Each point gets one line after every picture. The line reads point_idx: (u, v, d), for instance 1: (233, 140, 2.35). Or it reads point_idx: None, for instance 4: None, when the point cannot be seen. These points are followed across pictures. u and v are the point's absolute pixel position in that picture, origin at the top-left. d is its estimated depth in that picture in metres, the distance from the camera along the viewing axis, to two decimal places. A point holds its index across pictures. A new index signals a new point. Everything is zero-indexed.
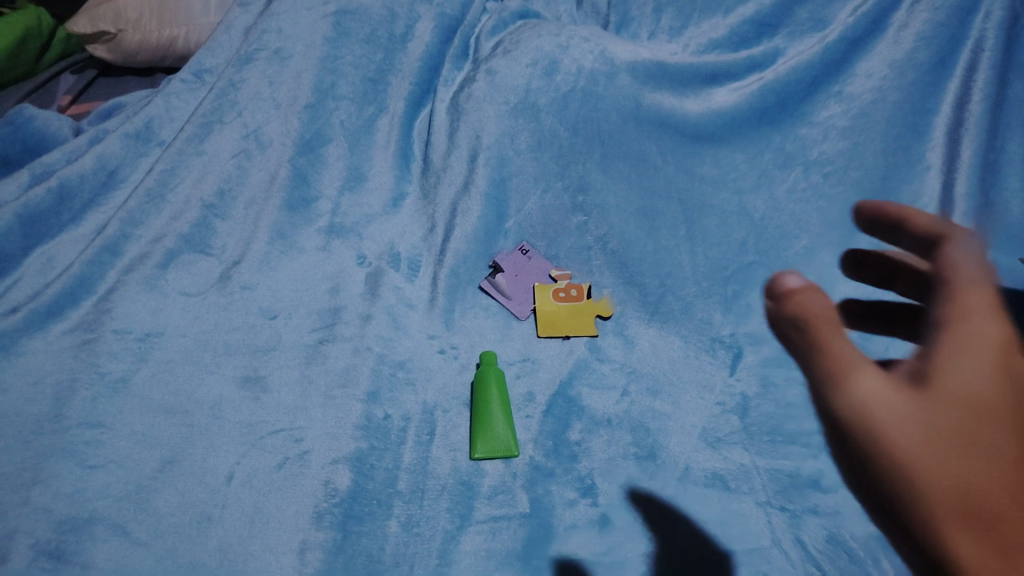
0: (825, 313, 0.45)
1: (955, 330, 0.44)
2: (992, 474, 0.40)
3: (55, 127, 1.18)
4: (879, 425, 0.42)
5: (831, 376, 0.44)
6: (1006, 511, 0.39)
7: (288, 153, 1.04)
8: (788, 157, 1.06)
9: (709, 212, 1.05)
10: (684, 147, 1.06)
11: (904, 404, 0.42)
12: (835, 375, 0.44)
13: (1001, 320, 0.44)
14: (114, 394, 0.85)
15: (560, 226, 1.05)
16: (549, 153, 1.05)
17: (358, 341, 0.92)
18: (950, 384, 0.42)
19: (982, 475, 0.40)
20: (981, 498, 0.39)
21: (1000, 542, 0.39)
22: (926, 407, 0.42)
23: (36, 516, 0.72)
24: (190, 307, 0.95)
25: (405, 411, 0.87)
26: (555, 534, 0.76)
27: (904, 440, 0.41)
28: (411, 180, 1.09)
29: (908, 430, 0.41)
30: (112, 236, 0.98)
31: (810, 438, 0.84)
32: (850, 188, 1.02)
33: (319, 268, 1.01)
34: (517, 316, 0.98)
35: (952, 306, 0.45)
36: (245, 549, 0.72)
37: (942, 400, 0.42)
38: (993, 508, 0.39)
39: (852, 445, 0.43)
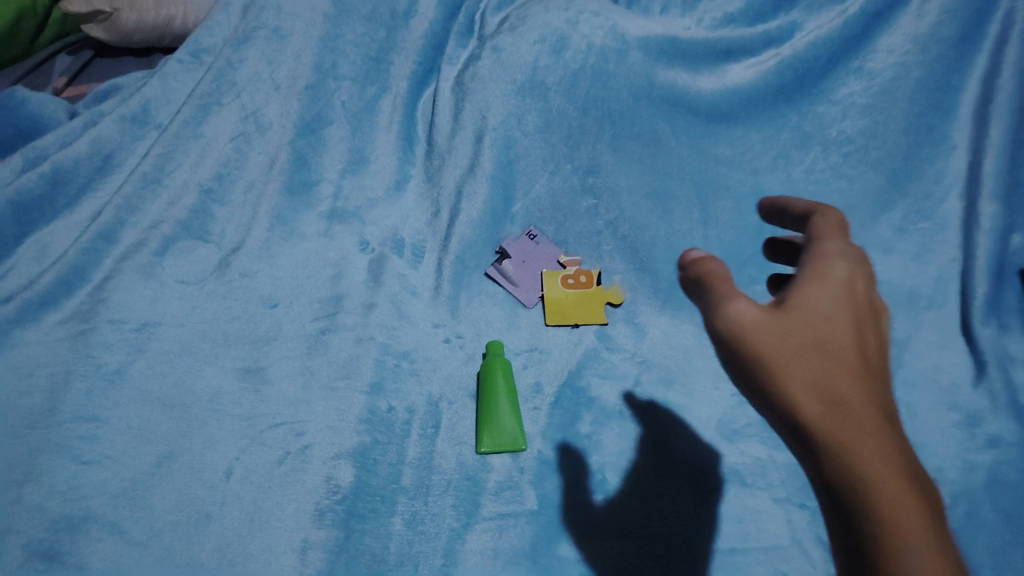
0: (714, 268, 0.57)
1: (816, 277, 0.55)
2: (860, 407, 0.50)
3: (50, 110, 1.15)
4: (779, 368, 0.52)
5: (721, 312, 0.54)
6: (881, 445, 0.49)
7: (288, 136, 1.00)
8: (805, 136, 1.01)
9: (724, 194, 1.01)
10: (697, 127, 1.02)
11: (793, 349, 0.52)
12: (733, 325, 0.53)
13: (853, 261, 0.56)
14: (110, 387, 0.82)
15: (569, 210, 1.01)
16: (558, 134, 1.01)
17: (360, 330, 0.90)
18: (819, 327, 0.53)
19: (858, 414, 0.50)
20: (862, 445, 0.49)
21: (886, 474, 0.48)
22: (809, 352, 0.52)
23: (29, 514, 0.70)
24: (189, 297, 0.91)
25: (410, 402, 0.84)
26: (563, 531, 0.75)
27: (785, 374, 0.51)
28: (415, 163, 1.05)
29: (801, 376, 0.51)
30: (107, 223, 0.93)
31: None
32: (871, 169, 0.99)
33: (320, 255, 0.97)
34: (524, 304, 0.94)
35: (812, 257, 0.56)
36: (244, 549, 0.71)
37: (815, 342, 0.52)
38: (872, 443, 0.49)
39: (748, 372, 0.53)
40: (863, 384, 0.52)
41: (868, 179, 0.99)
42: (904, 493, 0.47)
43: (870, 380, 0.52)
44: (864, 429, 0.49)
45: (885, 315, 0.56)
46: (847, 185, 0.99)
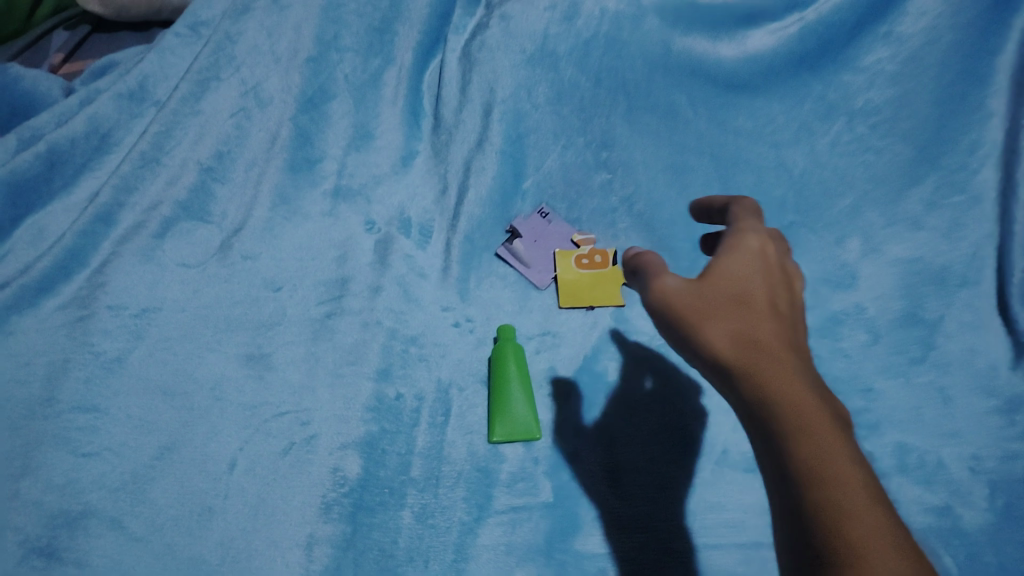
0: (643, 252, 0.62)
1: (730, 250, 0.57)
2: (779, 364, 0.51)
3: (44, 87, 1.11)
4: (703, 324, 0.54)
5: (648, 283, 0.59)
6: (798, 386, 0.50)
7: (290, 112, 0.95)
8: (829, 107, 0.96)
9: (744, 168, 0.96)
10: (716, 97, 0.97)
11: (714, 306, 0.55)
12: (658, 290, 0.58)
13: (766, 235, 0.59)
14: (109, 374, 0.78)
15: (582, 185, 0.97)
16: (571, 106, 0.96)
17: (367, 314, 0.86)
18: (736, 288, 0.55)
19: (778, 358, 0.52)
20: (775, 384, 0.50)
21: (806, 410, 0.49)
22: (729, 311, 0.54)
23: (26, 510, 0.67)
24: (189, 280, 0.87)
25: (419, 389, 0.81)
26: (579, 525, 0.73)
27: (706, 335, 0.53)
28: (422, 137, 1.01)
29: (721, 329, 0.54)
30: (104, 204, 0.88)
31: (858, 416, 0.79)
32: (900, 141, 0.92)
33: (325, 236, 0.93)
34: (537, 285, 0.91)
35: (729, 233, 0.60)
36: (248, 544, 0.68)
37: (733, 306, 0.54)
38: (788, 384, 0.50)
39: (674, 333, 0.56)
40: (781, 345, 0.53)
41: (897, 151, 0.92)
42: (820, 428, 0.48)
43: (788, 329, 0.54)
44: (782, 370, 0.51)
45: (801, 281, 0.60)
46: (873, 157, 0.93)
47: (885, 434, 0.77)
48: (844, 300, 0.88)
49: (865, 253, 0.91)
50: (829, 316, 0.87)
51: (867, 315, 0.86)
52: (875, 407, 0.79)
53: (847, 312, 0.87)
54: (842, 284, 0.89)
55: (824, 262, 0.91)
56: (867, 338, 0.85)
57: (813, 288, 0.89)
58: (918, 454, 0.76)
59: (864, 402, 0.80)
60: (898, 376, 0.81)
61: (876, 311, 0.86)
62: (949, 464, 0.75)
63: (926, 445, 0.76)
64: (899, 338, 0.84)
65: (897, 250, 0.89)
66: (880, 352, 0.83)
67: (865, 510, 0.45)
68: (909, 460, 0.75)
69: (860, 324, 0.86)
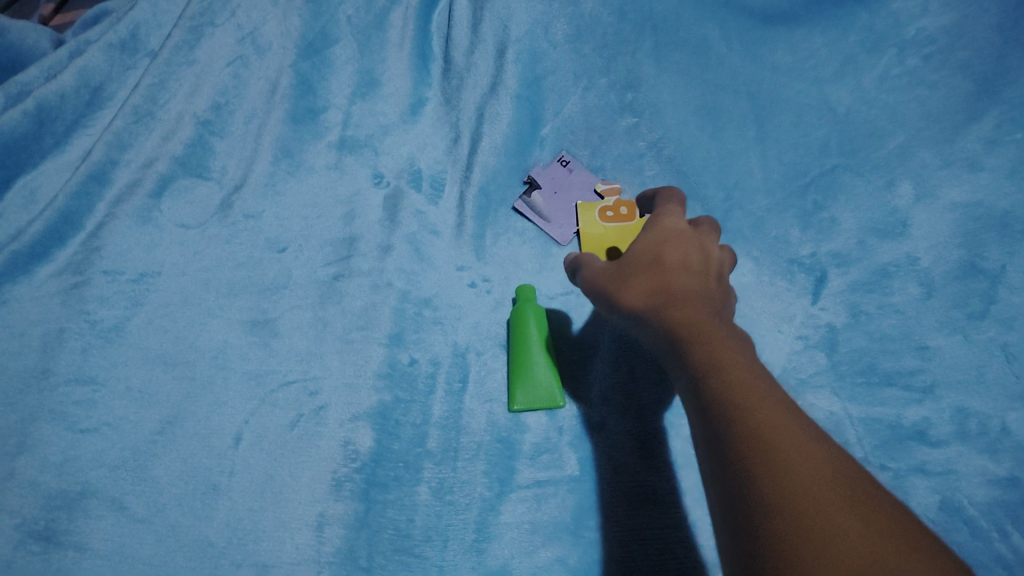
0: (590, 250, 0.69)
1: (653, 224, 0.62)
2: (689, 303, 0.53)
3: (32, 39, 0.98)
4: (622, 289, 0.58)
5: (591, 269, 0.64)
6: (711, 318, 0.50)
7: (290, 59, 0.89)
8: (878, 39, 0.85)
9: (784, 108, 0.87)
10: (752, 31, 0.87)
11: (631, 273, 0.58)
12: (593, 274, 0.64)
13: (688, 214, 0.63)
14: (107, 344, 0.73)
15: (606, 131, 0.90)
16: (591, 44, 0.90)
17: (376, 276, 0.80)
18: (648, 254, 0.58)
19: (693, 302, 0.53)
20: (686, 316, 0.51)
21: (719, 335, 0.48)
22: (641, 274, 0.57)
23: (23, 491, 0.64)
24: (189, 242, 0.81)
25: (434, 354, 0.76)
26: (606, 500, 0.68)
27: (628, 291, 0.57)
28: (432, 83, 0.93)
29: (637, 288, 0.57)
30: (97, 161, 0.82)
31: (911, 379, 0.73)
32: (959, 72, 0.81)
33: (330, 191, 0.86)
34: (558, 241, 0.86)
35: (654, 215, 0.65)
36: (256, 525, 0.65)
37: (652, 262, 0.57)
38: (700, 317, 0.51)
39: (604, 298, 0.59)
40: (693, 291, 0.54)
41: (954, 84, 0.81)
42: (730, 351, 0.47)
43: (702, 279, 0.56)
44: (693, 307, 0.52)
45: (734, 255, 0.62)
46: (927, 92, 0.82)
47: (942, 398, 0.71)
48: (895, 251, 0.79)
49: (918, 198, 0.80)
50: (879, 269, 0.79)
51: (920, 267, 0.78)
52: (931, 368, 0.72)
53: (899, 264, 0.79)
54: (893, 232, 0.80)
55: (872, 210, 0.82)
56: (920, 292, 0.76)
57: (860, 239, 0.81)
58: (979, 420, 0.69)
59: (918, 361, 0.73)
60: (957, 334, 0.73)
61: (930, 263, 0.77)
62: (1016, 431, 0.68)
63: (989, 410, 0.69)
64: (955, 292, 0.75)
65: (953, 193, 0.79)
66: (935, 307, 0.75)
67: (778, 409, 0.41)
68: (969, 427, 0.69)
69: (913, 277, 0.77)
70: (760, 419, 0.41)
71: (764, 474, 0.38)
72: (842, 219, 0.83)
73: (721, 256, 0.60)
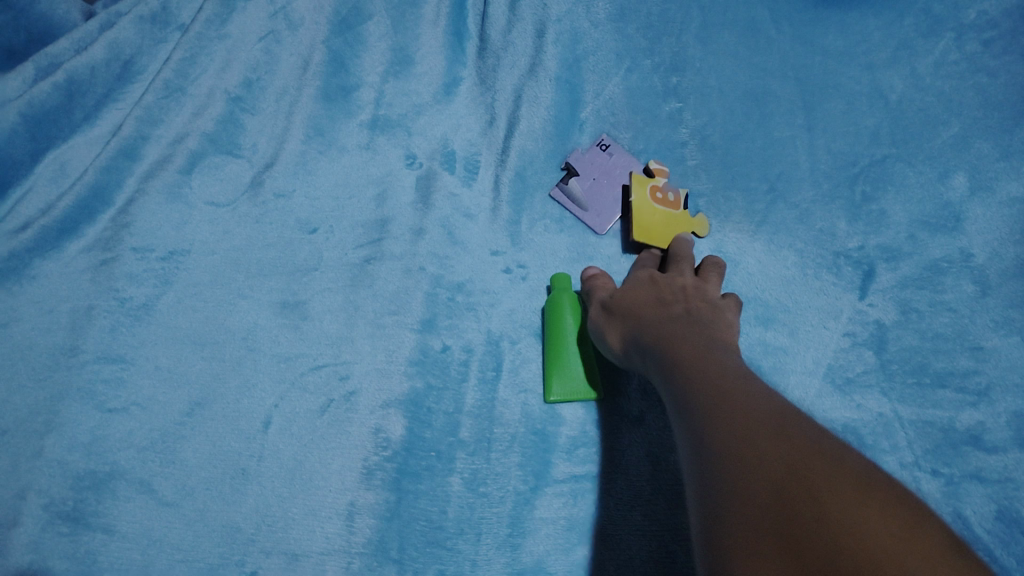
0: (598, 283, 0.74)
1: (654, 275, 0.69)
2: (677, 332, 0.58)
3: (62, 11, 0.96)
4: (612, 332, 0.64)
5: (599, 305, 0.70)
6: (696, 336, 0.57)
7: (323, 34, 0.87)
8: (935, 21, 0.84)
9: (834, 95, 0.83)
10: (803, 13, 0.85)
11: (615, 311, 0.65)
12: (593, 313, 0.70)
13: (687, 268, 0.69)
14: (136, 323, 0.72)
15: (648, 114, 0.86)
16: (635, 25, 0.87)
17: (409, 260, 0.78)
18: (632, 300, 0.65)
19: (681, 331, 0.58)
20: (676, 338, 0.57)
21: (698, 345, 0.55)
22: (625, 315, 0.64)
23: (51, 470, 0.63)
24: (219, 220, 0.79)
25: (467, 341, 0.74)
26: (648, 496, 0.67)
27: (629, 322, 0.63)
28: (466, 63, 0.89)
29: (640, 327, 0.61)
30: (128, 137, 0.80)
31: (966, 380, 0.70)
32: (1019, 59, 0.81)
33: (362, 171, 0.84)
34: (595, 230, 0.82)
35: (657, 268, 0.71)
36: (284, 513, 0.64)
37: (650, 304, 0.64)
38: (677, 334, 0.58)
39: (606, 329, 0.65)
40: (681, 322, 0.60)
41: (1017, 70, 0.81)
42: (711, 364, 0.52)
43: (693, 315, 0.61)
44: (670, 328, 0.59)
45: (724, 270, 0.71)
46: (987, 80, 0.81)
47: (998, 402, 0.69)
48: (948, 247, 0.77)
49: (973, 191, 0.79)
50: (930, 264, 0.76)
51: (975, 264, 0.76)
52: (987, 370, 0.70)
53: (951, 260, 0.76)
54: (946, 226, 0.78)
55: (926, 203, 0.79)
56: (975, 290, 0.74)
57: (911, 233, 0.78)
58: None
59: (972, 362, 0.71)
60: (1014, 335, 0.72)
61: (986, 260, 0.76)
62: None
63: None
64: (1014, 290, 0.74)
65: (1010, 187, 0.78)
66: (991, 306, 0.73)
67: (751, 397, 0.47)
68: None
69: (967, 274, 0.75)
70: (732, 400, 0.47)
71: (722, 428, 0.44)
72: (892, 211, 0.79)
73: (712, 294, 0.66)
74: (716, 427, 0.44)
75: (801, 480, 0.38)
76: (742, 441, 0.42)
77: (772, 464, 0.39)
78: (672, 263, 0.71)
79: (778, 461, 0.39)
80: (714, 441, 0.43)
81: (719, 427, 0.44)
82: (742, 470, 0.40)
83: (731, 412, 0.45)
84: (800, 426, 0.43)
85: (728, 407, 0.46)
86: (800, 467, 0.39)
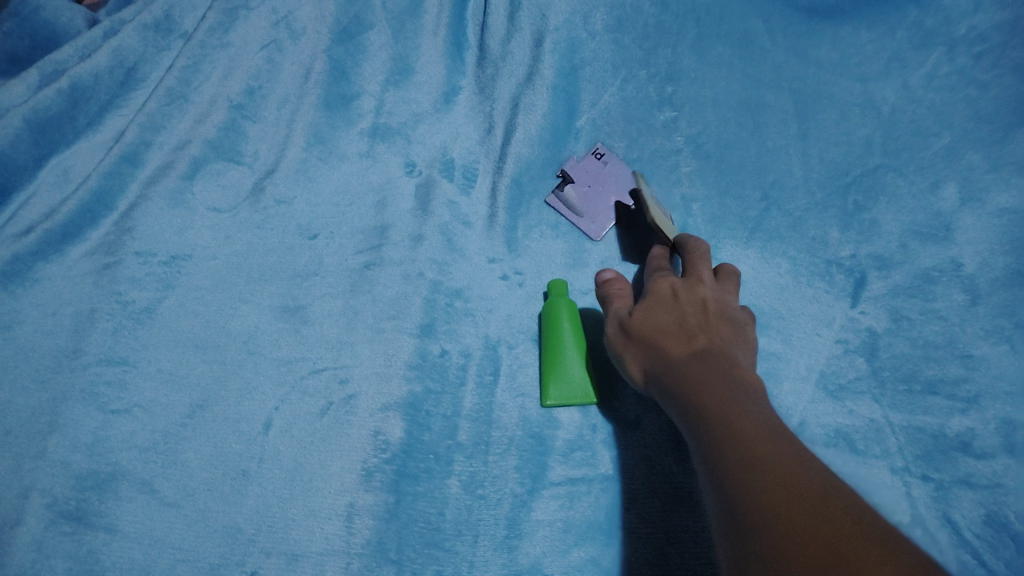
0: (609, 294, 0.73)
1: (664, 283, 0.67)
2: (696, 366, 0.58)
3: (66, 18, 0.97)
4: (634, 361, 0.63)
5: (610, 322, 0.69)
6: (715, 373, 0.56)
7: (324, 43, 0.88)
8: (927, 35, 0.85)
9: (827, 106, 0.85)
10: (798, 25, 0.86)
11: (634, 337, 0.64)
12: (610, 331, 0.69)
13: (699, 268, 0.68)
14: (138, 326, 0.73)
15: (644, 124, 0.87)
16: (631, 36, 0.88)
17: (408, 265, 0.79)
18: (651, 323, 0.64)
19: (701, 364, 0.58)
20: (697, 376, 0.57)
21: (719, 384, 0.55)
22: (645, 342, 0.63)
23: (53, 470, 0.64)
24: (221, 226, 0.80)
25: (465, 346, 0.75)
26: (643, 499, 0.67)
27: (645, 350, 0.63)
28: (465, 72, 0.91)
29: (658, 360, 0.61)
30: (130, 143, 0.81)
31: (956, 387, 0.71)
32: (1010, 72, 0.82)
33: (362, 179, 0.85)
34: (592, 237, 0.83)
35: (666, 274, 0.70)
36: (284, 514, 0.65)
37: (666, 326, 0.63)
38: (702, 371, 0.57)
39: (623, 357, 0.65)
40: (698, 352, 0.59)
41: (1007, 84, 0.82)
42: (734, 408, 0.52)
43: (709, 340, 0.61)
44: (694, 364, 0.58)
45: (740, 277, 0.71)
46: (978, 91, 0.82)
47: (988, 408, 0.69)
48: (938, 256, 0.78)
49: (963, 202, 0.80)
50: (921, 273, 0.77)
51: (965, 273, 0.76)
52: (977, 377, 0.71)
53: (942, 269, 0.77)
54: (937, 236, 0.79)
55: (917, 213, 0.80)
56: (965, 299, 0.75)
57: (902, 242, 0.79)
58: None
59: (963, 370, 0.71)
60: (1004, 343, 0.72)
61: (976, 269, 0.76)
62: None
63: None
64: (1003, 300, 0.74)
65: (1000, 198, 0.79)
66: (981, 314, 0.74)
67: (777, 453, 0.46)
68: (1015, 439, 0.68)
69: (957, 283, 0.76)
70: (759, 459, 0.46)
71: (753, 497, 0.44)
72: (884, 221, 0.80)
73: (728, 308, 0.66)
74: (751, 493, 0.44)
75: (838, 560, 0.38)
76: (777, 513, 0.42)
77: (808, 540, 0.39)
78: (689, 264, 0.69)
79: (812, 537, 0.39)
80: (748, 511, 0.43)
81: (750, 494, 0.44)
82: (777, 545, 0.40)
83: (761, 477, 0.45)
84: (832, 493, 0.43)
85: (757, 469, 0.45)
86: (837, 545, 0.39)
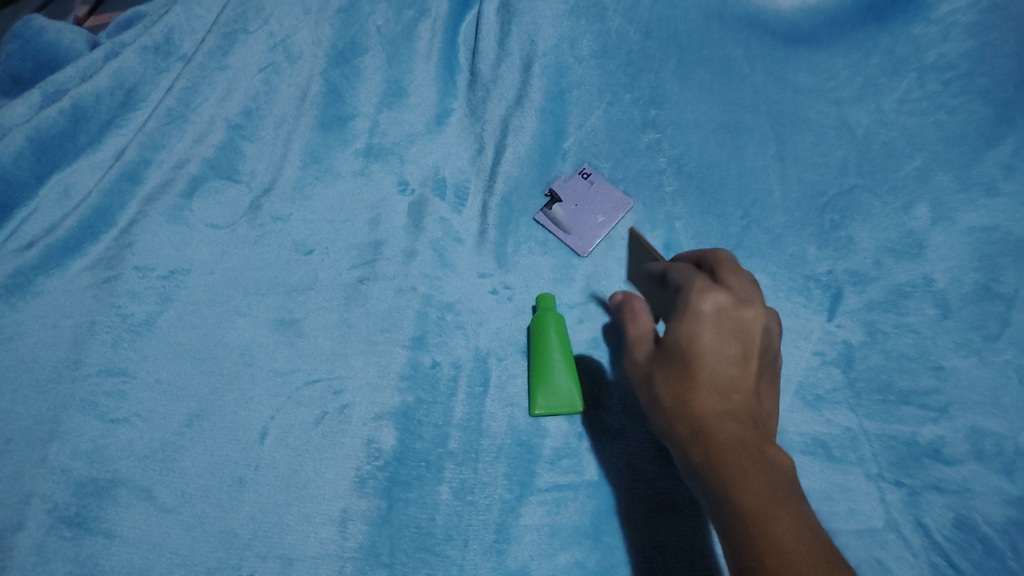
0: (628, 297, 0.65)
1: (697, 295, 0.56)
2: (730, 434, 0.52)
3: (68, 40, 1.00)
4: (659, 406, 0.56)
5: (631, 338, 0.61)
6: (752, 452, 0.51)
7: (320, 66, 0.91)
8: (898, 62, 0.89)
9: (804, 129, 0.89)
10: (775, 52, 0.90)
11: (660, 378, 0.57)
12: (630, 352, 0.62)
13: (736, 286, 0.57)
14: (137, 338, 0.75)
15: (629, 145, 0.91)
16: (616, 61, 0.92)
17: (401, 280, 0.81)
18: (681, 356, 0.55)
19: (738, 436, 0.52)
20: (731, 452, 0.51)
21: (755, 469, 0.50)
22: (673, 387, 0.55)
23: (54, 477, 0.66)
24: (219, 241, 0.83)
25: (456, 357, 0.77)
26: (627, 506, 0.70)
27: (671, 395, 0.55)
28: (457, 95, 0.95)
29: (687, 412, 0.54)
30: (131, 161, 0.84)
31: (928, 398, 0.74)
32: (977, 98, 0.86)
33: (357, 197, 0.88)
34: (578, 252, 0.86)
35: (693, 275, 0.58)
36: (280, 519, 0.66)
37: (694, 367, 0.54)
38: (738, 438, 0.52)
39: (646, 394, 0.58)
40: (736, 416, 0.53)
41: (974, 109, 0.86)
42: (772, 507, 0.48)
43: (748, 401, 0.54)
44: (730, 430, 0.52)
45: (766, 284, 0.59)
46: (947, 116, 0.86)
47: (957, 417, 0.72)
48: (912, 272, 0.81)
49: (935, 221, 0.83)
50: (895, 288, 0.80)
51: (937, 288, 0.79)
52: (948, 388, 0.74)
53: (915, 284, 0.80)
54: (910, 253, 0.82)
55: (890, 231, 0.83)
56: (936, 313, 0.78)
57: (877, 259, 0.82)
58: (994, 441, 0.70)
59: (935, 381, 0.74)
60: (973, 355, 0.75)
61: (947, 284, 0.79)
62: None
63: (1004, 430, 0.71)
64: (972, 314, 0.77)
65: (969, 217, 0.82)
66: (951, 327, 0.77)
67: None
68: (984, 447, 0.70)
69: (929, 298, 0.79)
70: None
71: None
72: (860, 239, 0.84)
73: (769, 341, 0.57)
74: None
75: None
76: None
77: None
78: (719, 271, 0.58)
79: None
80: None
81: None
82: None
83: None
84: None
85: None
86: None
